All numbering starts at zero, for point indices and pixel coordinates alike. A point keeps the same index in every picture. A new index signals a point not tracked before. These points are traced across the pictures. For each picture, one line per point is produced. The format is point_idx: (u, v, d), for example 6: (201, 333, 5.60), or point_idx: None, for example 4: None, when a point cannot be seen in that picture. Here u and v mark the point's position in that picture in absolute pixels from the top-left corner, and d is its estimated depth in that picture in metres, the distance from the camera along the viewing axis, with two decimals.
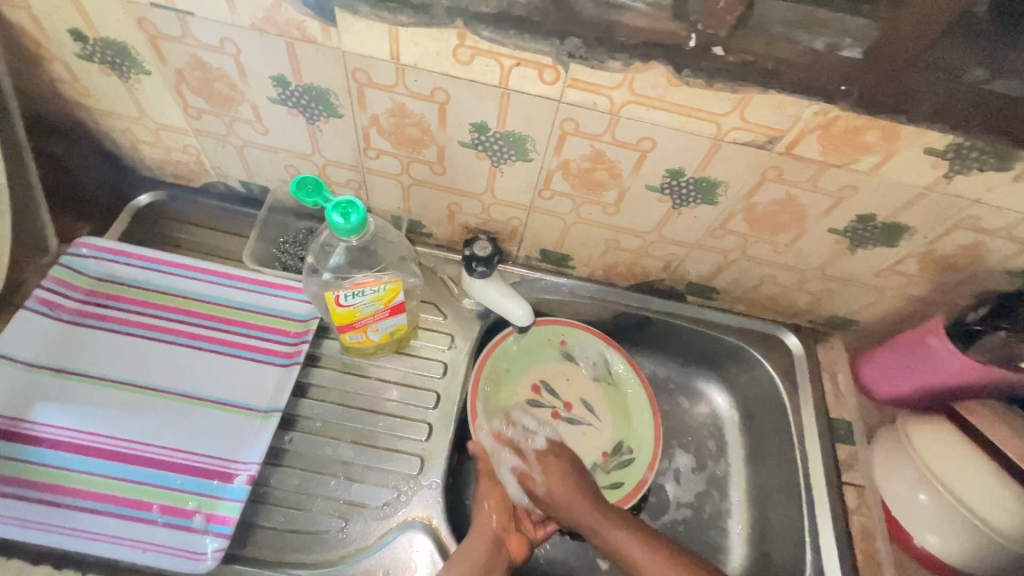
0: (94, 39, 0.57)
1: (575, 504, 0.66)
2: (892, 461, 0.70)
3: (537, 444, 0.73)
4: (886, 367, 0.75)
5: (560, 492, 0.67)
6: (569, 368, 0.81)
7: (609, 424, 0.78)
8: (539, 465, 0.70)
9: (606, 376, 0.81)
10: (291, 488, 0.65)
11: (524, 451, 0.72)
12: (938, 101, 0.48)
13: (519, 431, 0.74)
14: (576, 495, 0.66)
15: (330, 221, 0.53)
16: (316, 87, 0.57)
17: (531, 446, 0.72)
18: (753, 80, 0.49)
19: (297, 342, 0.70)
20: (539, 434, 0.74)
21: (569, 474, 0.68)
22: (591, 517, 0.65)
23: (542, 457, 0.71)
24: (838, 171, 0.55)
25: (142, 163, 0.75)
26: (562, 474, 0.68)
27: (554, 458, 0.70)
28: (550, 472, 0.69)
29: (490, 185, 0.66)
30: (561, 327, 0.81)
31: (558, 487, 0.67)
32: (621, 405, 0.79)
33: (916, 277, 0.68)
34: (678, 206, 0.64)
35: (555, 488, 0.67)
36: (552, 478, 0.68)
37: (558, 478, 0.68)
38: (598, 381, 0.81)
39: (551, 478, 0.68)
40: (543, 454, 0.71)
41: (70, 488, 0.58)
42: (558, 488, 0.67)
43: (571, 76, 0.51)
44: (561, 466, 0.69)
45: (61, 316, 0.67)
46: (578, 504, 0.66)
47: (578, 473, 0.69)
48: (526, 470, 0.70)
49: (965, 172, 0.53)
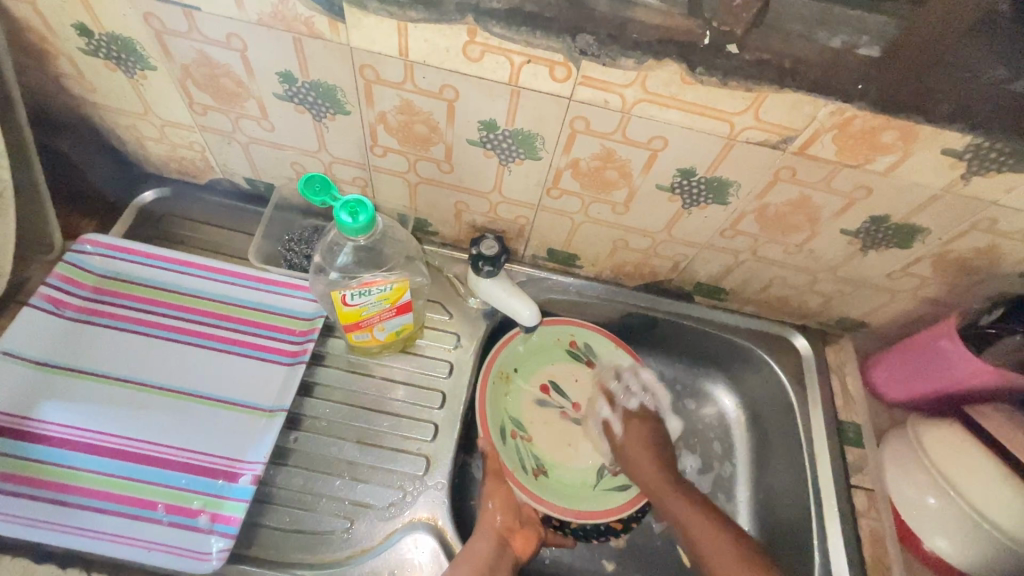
0: (100, 35, 0.56)
1: (645, 465, 0.73)
2: (903, 465, 0.69)
3: (630, 404, 0.79)
4: (897, 370, 0.74)
5: (636, 450, 0.74)
6: (577, 368, 0.81)
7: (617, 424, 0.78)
8: (623, 421, 0.77)
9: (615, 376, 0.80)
10: (297, 487, 0.64)
11: (616, 403, 0.79)
12: (958, 101, 0.47)
13: (621, 387, 0.80)
14: (649, 458, 0.73)
15: (338, 220, 0.52)
16: (323, 84, 0.57)
17: (624, 402, 0.79)
18: (769, 78, 0.48)
19: (302, 341, 0.70)
20: (636, 396, 0.80)
21: (648, 440, 0.75)
22: (655, 478, 0.71)
23: (629, 418, 0.77)
24: (852, 172, 0.54)
25: (147, 160, 0.74)
26: (643, 437, 0.75)
27: (638, 423, 0.77)
28: (633, 432, 0.76)
29: (498, 184, 0.66)
30: (570, 327, 0.81)
31: (635, 447, 0.74)
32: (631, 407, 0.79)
33: (929, 279, 0.67)
34: (688, 206, 0.63)
35: (633, 447, 0.74)
36: (633, 437, 0.75)
37: (638, 439, 0.75)
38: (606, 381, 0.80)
39: (632, 437, 0.75)
40: (631, 414, 0.78)
41: (75, 486, 0.57)
42: (635, 447, 0.74)
43: (583, 74, 0.50)
44: (641, 433, 0.76)
45: (65, 314, 0.67)
46: (645, 465, 0.73)
47: (654, 440, 0.75)
48: (611, 420, 0.78)
49: (984, 173, 0.52)
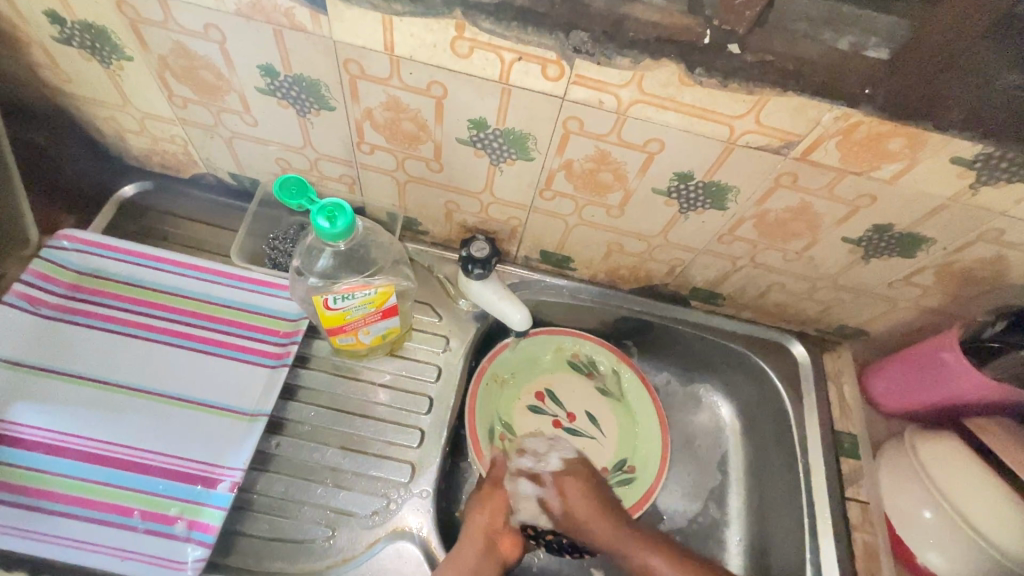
0: (72, 23, 0.54)
1: (602, 526, 0.66)
2: (899, 478, 0.68)
3: (553, 464, 0.70)
4: (895, 381, 0.73)
5: (584, 514, 0.66)
6: (577, 378, 0.79)
7: (614, 439, 0.76)
8: (556, 487, 0.68)
9: (616, 392, 0.78)
10: (278, 494, 0.63)
11: (540, 475, 0.69)
12: (968, 107, 0.45)
13: (533, 457, 0.70)
14: (604, 523, 0.66)
15: (315, 225, 0.51)
16: (306, 78, 0.54)
17: (545, 467, 0.69)
18: (771, 81, 0.45)
19: (286, 342, 0.68)
20: (551, 454, 0.71)
21: (588, 497, 0.67)
22: (618, 540, 0.65)
23: (560, 479, 0.68)
24: (856, 179, 0.52)
25: (127, 152, 0.72)
26: (583, 494, 0.67)
27: (574, 481, 0.68)
28: (571, 496, 0.67)
29: (490, 184, 0.63)
30: (571, 338, 0.80)
31: (579, 509, 0.66)
32: (629, 421, 0.77)
33: (932, 289, 0.65)
34: (685, 210, 0.61)
35: (578, 509, 0.66)
36: (575, 502, 0.66)
37: (579, 500, 0.66)
38: (606, 395, 0.78)
39: (572, 500, 0.67)
40: (559, 474, 0.69)
41: (47, 491, 0.56)
42: (580, 510, 0.66)
43: (576, 73, 0.48)
44: (581, 490, 0.67)
45: (41, 312, 0.65)
46: (603, 527, 0.66)
47: (600, 492, 0.68)
48: (543, 494, 0.68)
49: (993, 183, 0.50)
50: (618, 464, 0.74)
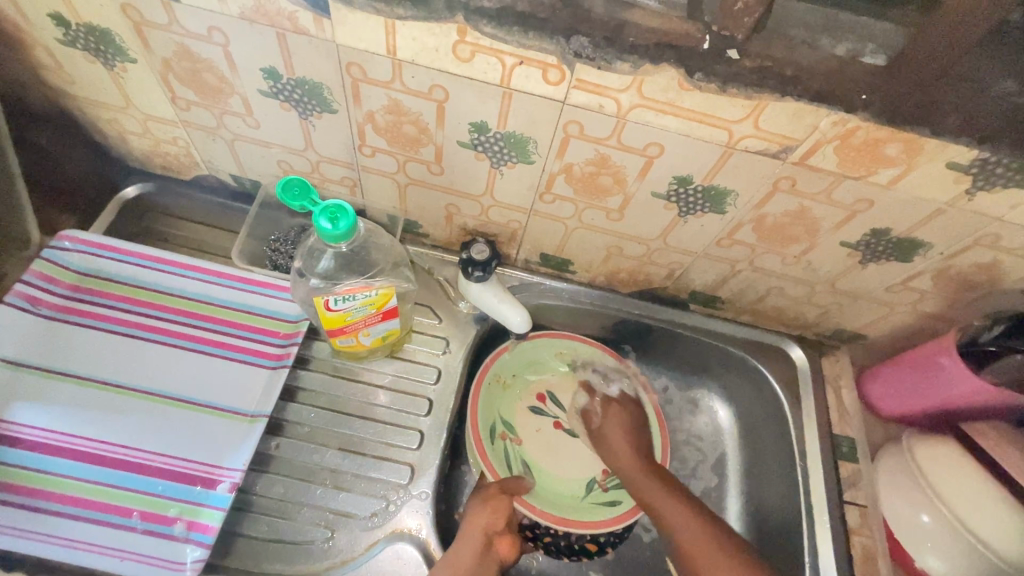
0: (77, 25, 0.54)
1: (623, 452, 0.72)
2: (897, 481, 0.68)
3: (611, 391, 0.78)
4: (893, 385, 0.73)
5: (612, 433, 0.74)
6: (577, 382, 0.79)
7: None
8: (603, 410, 0.76)
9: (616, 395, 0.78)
10: (277, 496, 0.63)
11: (595, 391, 0.79)
12: (965, 113, 0.45)
13: (599, 376, 0.80)
14: (627, 449, 0.72)
15: (317, 226, 0.51)
16: (308, 81, 0.55)
17: (603, 389, 0.78)
18: (769, 86, 0.46)
19: (287, 344, 0.68)
20: (615, 382, 0.79)
21: (625, 423, 0.74)
22: (632, 466, 0.71)
23: (609, 403, 0.77)
24: (854, 184, 0.53)
25: (129, 154, 0.72)
26: (621, 419, 0.75)
27: (618, 408, 0.76)
28: (611, 417, 0.75)
29: (490, 187, 0.64)
30: (569, 342, 0.79)
31: (612, 429, 0.74)
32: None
33: (930, 293, 0.65)
34: (685, 214, 0.61)
35: (610, 430, 0.74)
36: (610, 422, 0.75)
37: (615, 423, 0.74)
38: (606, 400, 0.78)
39: (609, 421, 0.75)
40: (608, 399, 0.77)
41: (46, 491, 0.56)
42: (612, 431, 0.74)
43: (577, 77, 0.48)
44: (622, 418, 0.75)
45: (41, 312, 0.65)
46: (625, 452, 0.72)
47: (634, 422, 0.75)
48: (591, 409, 0.78)
49: (989, 189, 0.50)
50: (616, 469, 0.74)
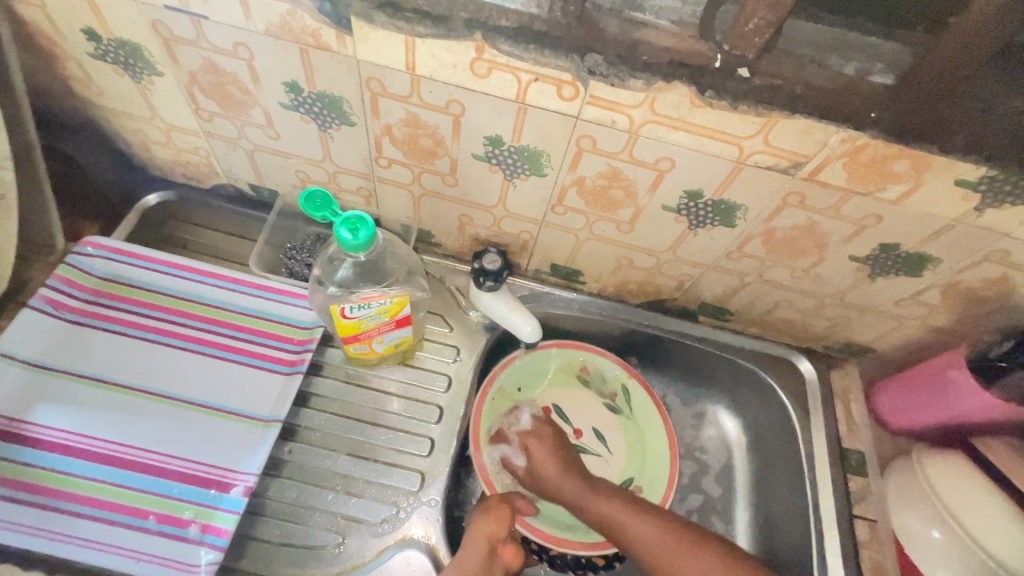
0: (109, 40, 0.56)
1: (563, 485, 0.68)
2: (907, 496, 0.68)
3: (523, 423, 0.73)
4: (902, 400, 0.73)
5: (545, 468, 0.69)
6: (586, 393, 0.80)
7: (622, 456, 0.76)
8: (522, 448, 0.71)
9: (626, 410, 0.79)
10: (290, 499, 0.64)
11: (509, 434, 0.72)
12: (972, 131, 0.46)
13: (507, 418, 0.74)
14: (565, 478, 0.68)
15: (337, 236, 0.52)
16: (328, 95, 0.56)
17: (516, 427, 0.73)
18: (779, 103, 0.47)
19: (301, 350, 0.69)
20: (523, 412, 0.74)
21: (553, 453, 0.70)
22: (580, 494, 0.67)
23: (526, 440, 0.71)
24: (863, 199, 0.54)
25: (152, 163, 0.74)
26: (548, 454, 0.70)
27: (538, 441, 0.71)
28: (536, 455, 0.70)
29: (503, 199, 0.65)
30: (579, 352, 0.80)
31: (545, 464, 0.69)
32: (638, 440, 0.77)
33: (939, 308, 0.66)
34: (695, 227, 0.62)
35: (541, 465, 0.69)
36: (540, 459, 0.70)
37: (544, 457, 0.70)
38: (616, 412, 0.79)
39: (536, 460, 0.70)
40: (525, 435, 0.72)
41: (66, 492, 0.57)
42: (543, 467, 0.69)
43: (590, 94, 0.50)
44: (549, 445, 0.71)
45: (64, 316, 0.66)
46: (566, 484, 0.68)
47: (563, 449, 0.71)
48: (509, 454, 0.72)
49: (997, 206, 0.51)
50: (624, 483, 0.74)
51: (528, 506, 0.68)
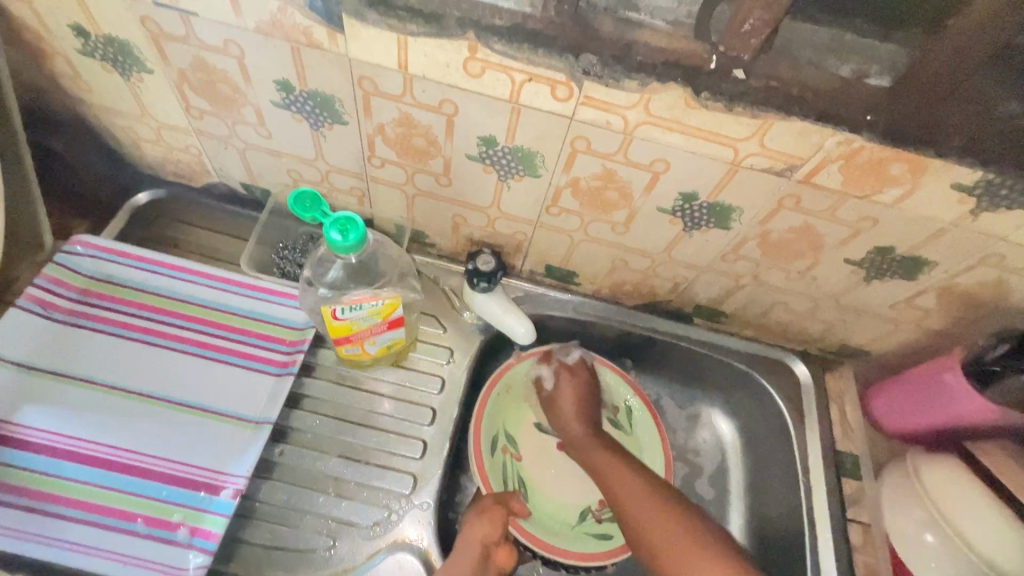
0: (97, 37, 0.55)
1: (572, 423, 0.74)
2: (901, 499, 0.68)
3: (569, 357, 0.79)
4: (897, 404, 0.73)
5: (565, 402, 0.75)
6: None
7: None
8: (556, 376, 0.77)
9: (625, 424, 0.79)
10: (280, 502, 0.63)
11: (552, 359, 0.78)
12: (969, 135, 0.46)
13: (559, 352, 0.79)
14: (578, 416, 0.74)
15: (327, 238, 0.51)
16: (320, 93, 0.56)
17: (563, 356, 0.79)
18: (775, 106, 0.47)
19: (293, 351, 0.69)
20: (573, 350, 0.80)
21: (578, 394, 0.76)
22: (583, 439, 0.73)
23: (562, 371, 0.77)
24: (859, 203, 0.53)
25: (142, 161, 0.73)
26: (575, 393, 0.76)
27: (572, 379, 0.77)
28: (564, 389, 0.76)
29: (497, 200, 0.65)
30: (591, 365, 0.80)
31: (566, 402, 0.75)
32: (633, 456, 0.77)
33: (934, 311, 0.65)
34: (690, 229, 0.62)
35: (563, 401, 0.75)
36: (564, 390, 0.76)
37: (569, 391, 0.76)
38: (616, 426, 0.79)
39: (562, 393, 0.76)
40: (567, 367, 0.78)
41: (52, 495, 0.56)
42: (564, 401, 0.75)
43: (585, 94, 0.49)
44: (576, 388, 0.76)
45: (52, 316, 0.66)
46: (575, 423, 0.74)
47: (586, 395, 0.76)
48: (546, 377, 0.78)
49: (993, 210, 0.50)
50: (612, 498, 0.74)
51: (523, 508, 0.67)
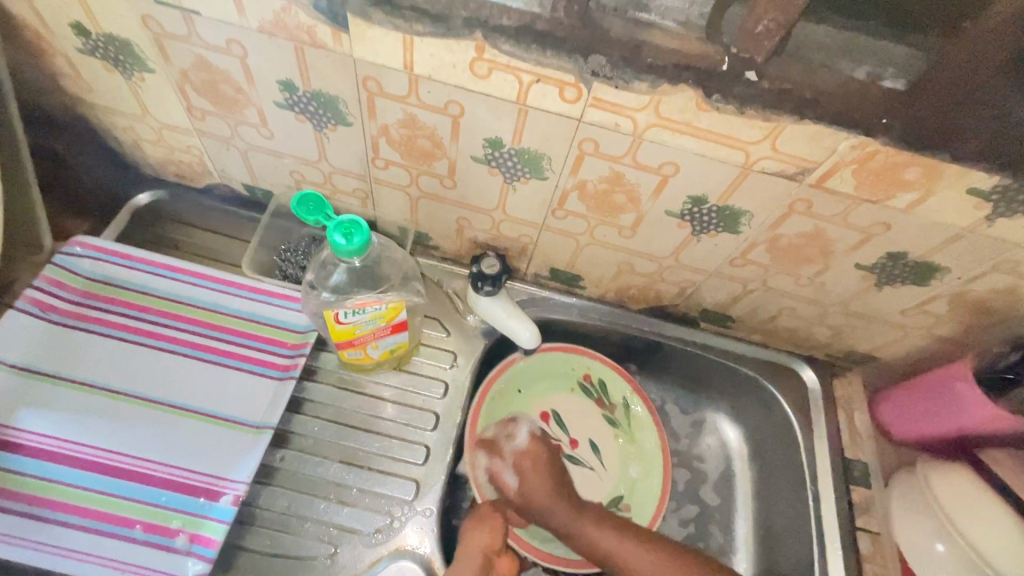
0: (98, 35, 0.55)
1: (554, 511, 0.65)
2: (911, 508, 0.67)
3: (519, 438, 0.70)
4: (907, 411, 0.72)
5: (536, 493, 0.66)
6: (585, 401, 0.78)
7: (615, 470, 0.75)
8: (512, 466, 0.68)
9: (624, 423, 0.77)
10: (281, 509, 0.62)
11: (505, 448, 0.69)
12: (986, 139, 0.45)
13: (504, 434, 0.71)
14: (557, 502, 0.65)
15: (331, 241, 0.50)
16: (324, 94, 0.55)
17: (512, 444, 0.70)
18: (788, 109, 0.46)
19: (294, 354, 0.68)
20: (520, 427, 0.72)
21: (544, 473, 0.67)
22: (569, 522, 0.64)
23: (518, 457, 0.68)
24: (872, 207, 0.52)
25: (143, 162, 0.73)
26: (541, 476, 0.67)
27: (534, 462, 0.68)
28: (528, 478, 0.67)
29: (502, 203, 0.64)
30: (586, 360, 0.79)
31: (535, 488, 0.66)
32: (633, 456, 0.76)
33: (946, 318, 0.64)
34: (698, 233, 0.61)
35: (533, 484, 0.66)
36: (531, 485, 0.66)
37: (534, 479, 0.67)
38: (614, 425, 0.77)
39: (527, 485, 0.66)
40: (522, 454, 0.69)
41: (50, 500, 0.55)
42: (536, 492, 0.66)
43: (593, 95, 0.48)
44: (539, 465, 0.68)
45: (51, 318, 0.65)
46: (558, 509, 0.65)
47: (557, 471, 0.68)
48: (500, 469, 0.68)
49: (1009, 215, 0.50)
50: (613, 499, 0.73)
51: (518, 518, 0.68)
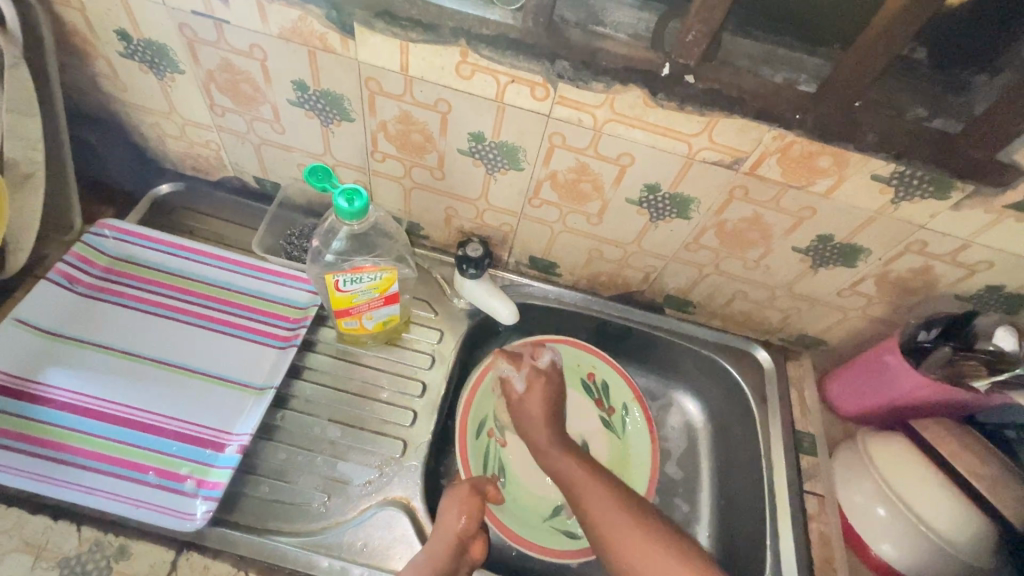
0: (138, 41, 0.64)
1: (540, 429, 0.75)
2: (851, 472, 0.73)
3: (541, 360, 0.80)
4: (849, 386, 0.79)
5: (535, 407, 0.76)
6: (586, 399, 0.86)
7: (601, 468, 0.82)
8: (526, 379, 0.78)
9: (618, 425, 0.85)
10: (279, 461, 0.68)
11: (523, 361, 0.79)
12: (883, 133, 0.54)
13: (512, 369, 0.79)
14: (546, 425, 0.75)
15: (336, 205, 0.58)
16: (331, 93, 0.64)
17: (533, 360, 0.80)
18: (719, 106, 0.55)
19: (295, 327, 0.75)
20: (546, 351, 0.81)
21: (547, 399, 0.77)
22: (551, 446, 0.74)
23: (533, 374, 0.78)
24: (798, 193, 0.61)
25: (165, 156, 0.81)
26: (545, 399, 0.77)
27: (543, 382, 0.78)
28: (537, 394, 0.77)
29: (485, 192, 0.72)
30: (593, 359, 0.86)
31: (535, 403, 0.77)
32: (621, 453, 0.83)
33: (876, 298, 0.73)
34: (655, 220, 0.70)
35: (533, 406, 0.77)
36: (536, 399, 0.77)
37: (539, 399, 0.77)
38: (608, 426, 0.85)
39: (531, 397, 0.77)
40: (536, 372, 0.79)
41: (71, 446, 0.61)
42: (533, 407, 0.76)
43: (559, 94, 0.57)
44: (546, 391, 0.78)
45: (77, 290, 0.72)
46: (544, 433, 0.75)
47: (555, 404, 0.78)
48: (513, 377, 0.79)
49: (910, 199, 0.59)
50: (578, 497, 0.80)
51: (495, 493, 0.70)
